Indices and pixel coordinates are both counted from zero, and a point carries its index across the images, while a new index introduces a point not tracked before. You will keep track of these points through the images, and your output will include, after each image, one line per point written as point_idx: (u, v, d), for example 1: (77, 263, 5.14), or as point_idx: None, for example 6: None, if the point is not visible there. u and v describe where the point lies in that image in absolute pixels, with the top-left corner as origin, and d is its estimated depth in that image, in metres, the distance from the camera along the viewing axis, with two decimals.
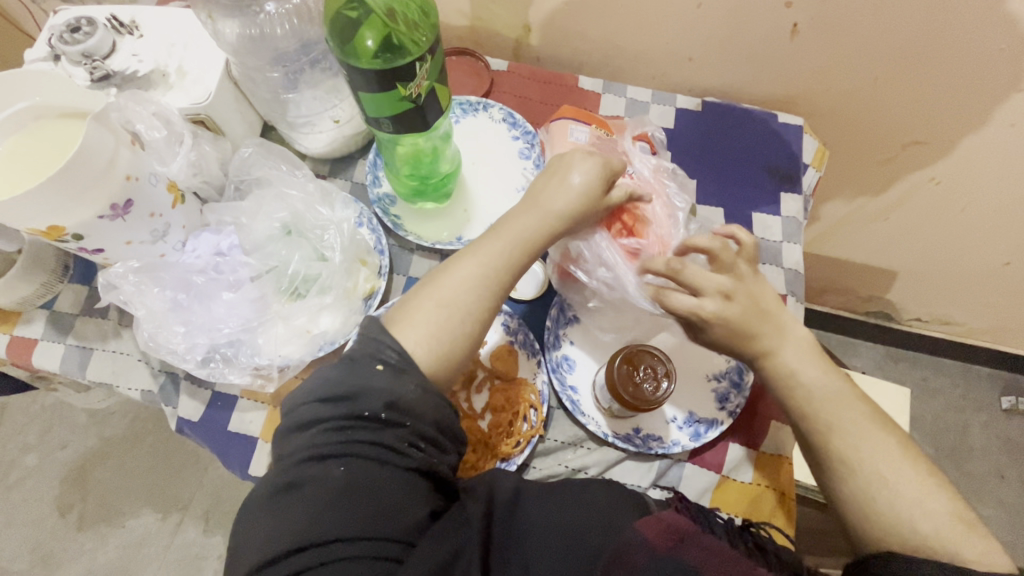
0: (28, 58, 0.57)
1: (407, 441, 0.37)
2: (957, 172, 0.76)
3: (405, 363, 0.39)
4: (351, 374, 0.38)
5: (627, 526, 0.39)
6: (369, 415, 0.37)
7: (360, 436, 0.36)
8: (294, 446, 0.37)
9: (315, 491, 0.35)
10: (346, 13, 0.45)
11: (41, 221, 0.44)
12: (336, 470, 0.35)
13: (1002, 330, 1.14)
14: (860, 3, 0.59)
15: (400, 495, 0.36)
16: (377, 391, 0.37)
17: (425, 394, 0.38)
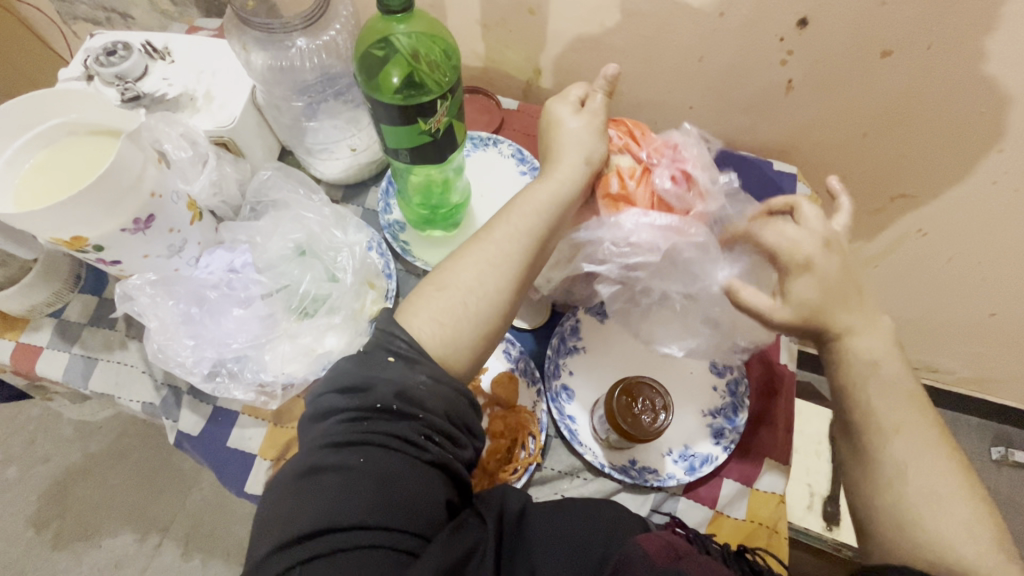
0: (62, 76, 0.60)
1: (420, 433, 0.38)
2: (943, 224, 0.80)
3: (416, 356, 0.40)
4: (366, 367, 0.39)
5: (629, 539, 0.41)
6: (381, 406, 0.38)
7: (376, 425, 0.38)
8: (314, 436, 0.39)
9: (332, 479, 0.36)
10: (374, 52, 0.48)
11: (67, 230, 0.45)
12: (353, 459, 0.36)
13: (989, 381, 1.17)
14: (850, 64, 0.64)
15: (414, 484, 0.37)
16: (388, 383, 0.39)
17: (436, 385, 0.39)
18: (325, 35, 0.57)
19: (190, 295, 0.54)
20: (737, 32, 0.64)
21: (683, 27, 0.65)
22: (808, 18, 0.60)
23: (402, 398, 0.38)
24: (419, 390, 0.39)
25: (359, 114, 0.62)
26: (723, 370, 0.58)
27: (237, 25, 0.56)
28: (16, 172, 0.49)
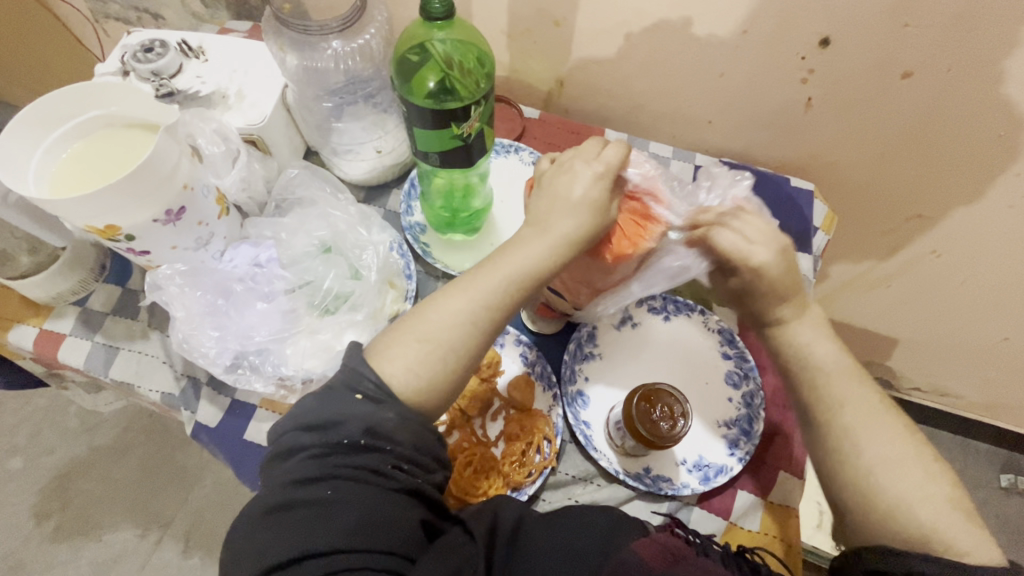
0: (99, 71, 0.61)
1: (389, 463, 0.40)
2: (958, 246, 0.80)
3: (383, 395, 0.41)
4: (332, 404, 0.40)
5: (625, 545, 0.42)
6: (349, 442, 0.39)
7: (344, 460, 0.39)
8: (280, 473, 0.39)
9: (302, 512, 0.37)
10: (410, 58, 0.49)
11: (101, 219, 0.46)
12: (322, 493, 0.37)
13: (1000, 406, 1.16)
14: (870, 84, 0.65)
15: (387, 510, 0.38)
16: (356, 419, 0.40)
17: (404, 421, 0.40)
18: (360, 38, 0.59)
19: (213, 287, 0.54)
20: (759, 49, 0.65)
21: (705, 43, 0.66)
22: (830, 38, 0.61)
23: (369, 433, 0.39)
24: (386, 424, 0.40)
25: (386, 117, 0.64)
26: (739, 382, 0.58)
27: (275, 25, 0.59)
28: (52, 161, 0.50)
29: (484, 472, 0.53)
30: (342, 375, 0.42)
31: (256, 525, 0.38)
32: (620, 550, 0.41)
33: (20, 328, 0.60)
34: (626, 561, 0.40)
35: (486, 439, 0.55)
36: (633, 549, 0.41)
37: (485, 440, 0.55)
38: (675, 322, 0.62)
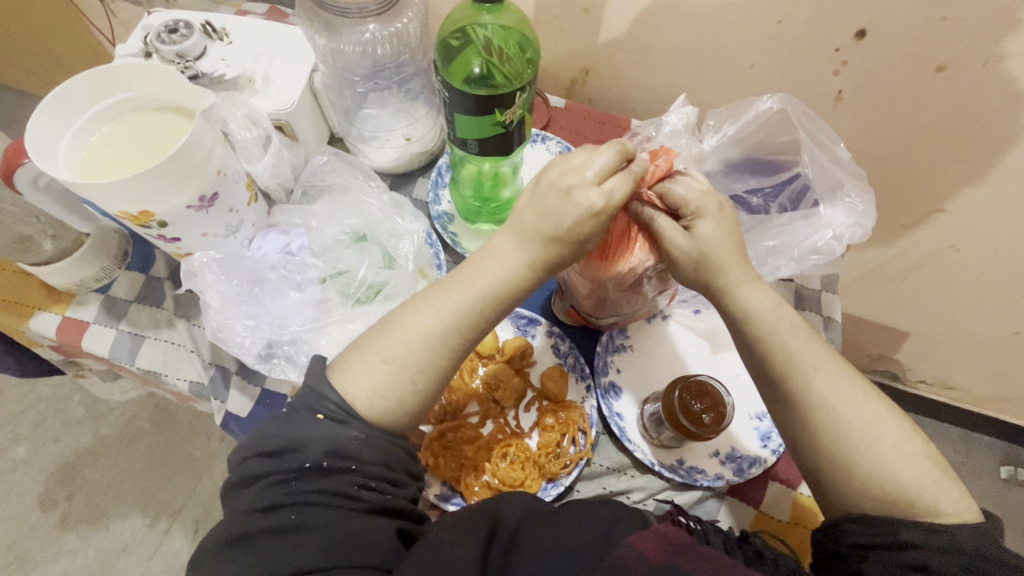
0: (120, 52, 0.59)
1: (355, 483, 0.39)
2: (977, 241, 0.80)
3: (348, 415, 0.41)
4: (293, 428, 0.40)
5: (623, 540, 0.40)
6: (311, 464, 0.39)
7: (306, 484, 0.38)
8: (242, 502, 0.39)
9: (270, 540, 0.37)
10: (449, 42, 0.48)
11: (135, 204, 0.45)
12: (286, 517, 0.37)
13: (1005, 400, 1.17)
14: (902, 77, 0.64)
15: (357, 529, 0.38)
16: (318, 442, 0.39)
17: (369, 438, 0.40)
18: (397, 23, 0.58)
19: (245, 273, 0.53)
20: (793, 40, 0.64)
21: (738, 32, 0.65)
22: (866, 29, 0.61)
23: (332, 454, 0.39)
24: (352, 443, 0.40)
25: (415, 103, 0.63)
26: None
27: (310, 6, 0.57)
28: (81, 144, 0.48)
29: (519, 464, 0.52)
30: (302, 396, 0.42)
31: (216, 559, 0.37)
32: (618, 546, 0.39)
33: (42, 315, 0.59)
34: (624, 556, 0.38)
35: (520, 430, 0.55)
36: (631, 544, 0.39)
37: (518, 431, 0.55)
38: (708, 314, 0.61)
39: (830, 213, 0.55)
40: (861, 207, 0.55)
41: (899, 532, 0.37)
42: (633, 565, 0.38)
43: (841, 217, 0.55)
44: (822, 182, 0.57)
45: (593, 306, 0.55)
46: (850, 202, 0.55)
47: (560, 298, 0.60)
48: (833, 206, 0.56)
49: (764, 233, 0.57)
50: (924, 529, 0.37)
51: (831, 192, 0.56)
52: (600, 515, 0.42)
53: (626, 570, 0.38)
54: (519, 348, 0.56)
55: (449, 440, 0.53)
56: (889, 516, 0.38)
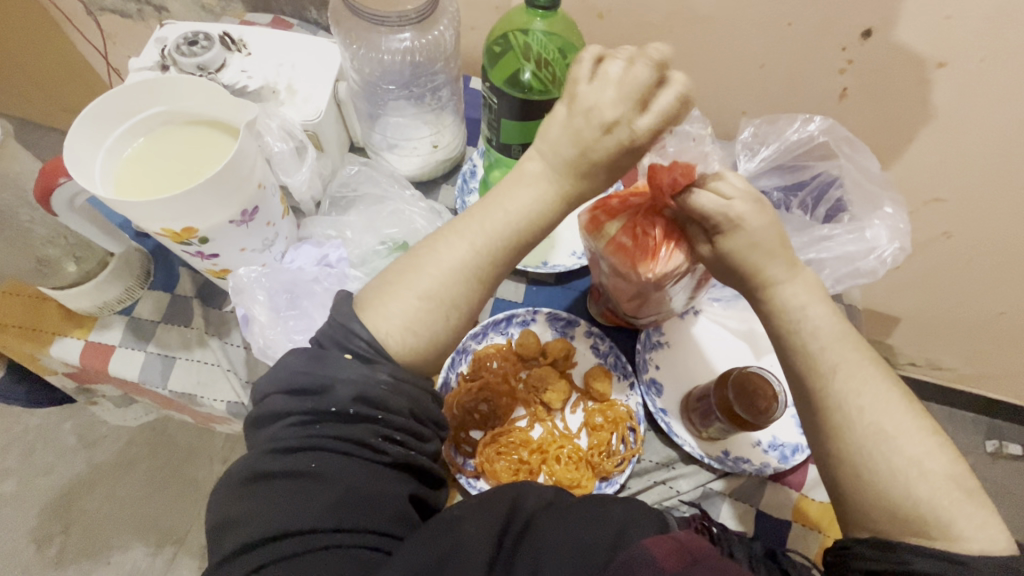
0: (134, 65, 0.57)
1: (377, 435, 0.40)
2: (968, 227, 0.85)
3: (375, 354, 0.41)
4: (321, 369, 0.39)
5: (636, 540, 0.39)
6: (338, 410, 0.39)
7: (329, 430, 0.39)
8: (265, 439, 0.40)
9: (288, 482, 0.38)
10: (494, 47, 0.50)
11: (179, 221, 0.44)
12: (306, 464, 0.38)
13: (988, 377, 1.23)
14: (905, 73, 0.67)
15: (375, 487, 0.39)
16: (346, 386, 0.39)
17: (397, 388, 0.40)
18: (434, 31, 0.58)
19: (286, 288, 0.52)
20: (802, 41, 0.67)
21: (749, 34, 0.68)
22: (872, 29, 0.64)
23: (359, 402, 0.39)
24: (377, 391, 0.39)
25: (442, 113, 0.62)
26: None
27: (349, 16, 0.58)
28: (115, 159, 0.47)
29: (572, 464, 0.53)
30: (331, 330, 0.41)
31: (236, 490, 0.39)
32: (629, 546, 0.39)
33: (63, 341, 0.56)
34: (635, 557, 0.38)
35: (569, 432, 0.55)
36: (642, 546, 0.38)
37: (567, 432, 0.55)
38: (740, 305, 0.63)
39: (873, 232, 0.58)
40: (901, 225, 0.58)
41: (914, 561, 0.37)
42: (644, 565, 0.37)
43: (881, 237, 0.57)
44: (857, 195, 0.60)
45: (631, 309, 0.56)
46: (890, 218, 0.58)
47: (595, 300, 0.61)
48: (874, 224, 0.58)
49: (812, 248, 0.58)
50: (942, 561, 0.36)
51: (869, 208, 0.59)
52: (611, 512, 0.42)
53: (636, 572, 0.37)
54: (561, 350, 0.57)
55: (502, 445, 0.53)
56: (906, 542, 0.38)
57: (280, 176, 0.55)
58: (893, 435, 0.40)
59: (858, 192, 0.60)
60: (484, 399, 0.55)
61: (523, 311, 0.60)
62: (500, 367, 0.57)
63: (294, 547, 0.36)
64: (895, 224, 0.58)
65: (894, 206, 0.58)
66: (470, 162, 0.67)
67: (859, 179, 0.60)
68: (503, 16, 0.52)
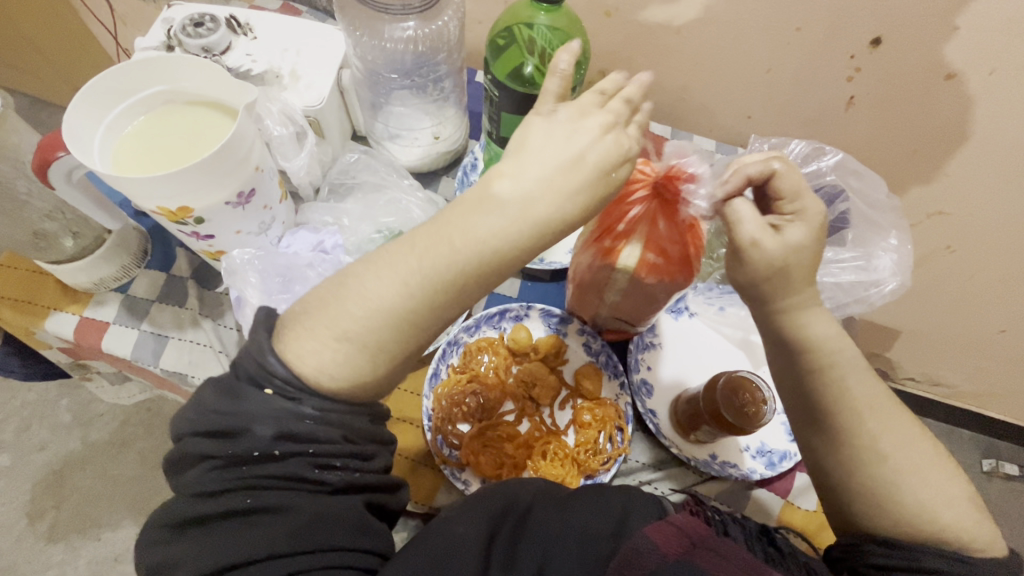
0: (140, 43, 0.56)
1: (313, 464, 0.36)
2: (973, 242, 0.84)
3: (297, 390, 0.36)
4: (237, 409, 0.36)
5: (638, 530, 0.39)
6: (259, 451, 0.35)
7: (257, 470, 0.35)
8: (191, 482, 0.36)
9: (228, 524, 0.35)
10: (496, 40, 0.51)
11: (174, 200, 0.44)
12: (243, 502, 0.35)
13: (987, 394, 1.22)
14: (913, 82, 0.67)
15: (322, 511, 0.36)
16: (265, 424, 0.35)
17: (324, 416, 0.36)
18: (438, 21, 0.57)
19: (281, 271, 0.53)
20: (809, 47, 0.66)
21: (758, 38, 0.67)
22: (882, 37, 0.63)
23: (281, 440, 0.35)
24: (301, 425, 0.36)
25: (445, 104, 0.63)
26: None
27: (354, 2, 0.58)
28: (114, 138, 0.47)
29: (560, 461, 0.53)
30: (250, 365, 0.37)
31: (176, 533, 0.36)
32: (631, 536, 0.39)
33: (58, 316, 0.56)
34: (638, 547, 0.38)
35: (556, 428, 0.55)
36: (645, 535, 0.38)
37: (555, 429, 0.55)
38: (730, 310, 0.63)
39: (878, 263, 0.57)
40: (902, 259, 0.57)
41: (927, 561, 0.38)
42: (648, 556, 0.37)
43: (882, 269, 0.57)
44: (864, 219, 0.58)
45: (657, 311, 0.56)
46: (894, 251, 0.57)
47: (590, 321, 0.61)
48: (880, 255, 0.57)
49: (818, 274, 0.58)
50: (951, 560, 0.38)
51: (876, 234, 0.58)
52: (609, 503, 0.42)
53: (638, 563, 0.37)
54: (553, 346, 0.57)
55: (488, 439, 0.53)
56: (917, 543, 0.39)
57: (279, 161, 0.55)
58: (876, 443, 0.41)
59: (867, 219, 0.58)
60: (472, 392, 0.54)
61: (517, 306, 0.60)
62: (490, 361, 0.57)
63: (252, 573, 0.34)
64: (901, 254, 0.57)
65: (899, 237, 0.58)
66: (471, 155, 0.66)
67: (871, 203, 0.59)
68: (510, 5, 0.52)
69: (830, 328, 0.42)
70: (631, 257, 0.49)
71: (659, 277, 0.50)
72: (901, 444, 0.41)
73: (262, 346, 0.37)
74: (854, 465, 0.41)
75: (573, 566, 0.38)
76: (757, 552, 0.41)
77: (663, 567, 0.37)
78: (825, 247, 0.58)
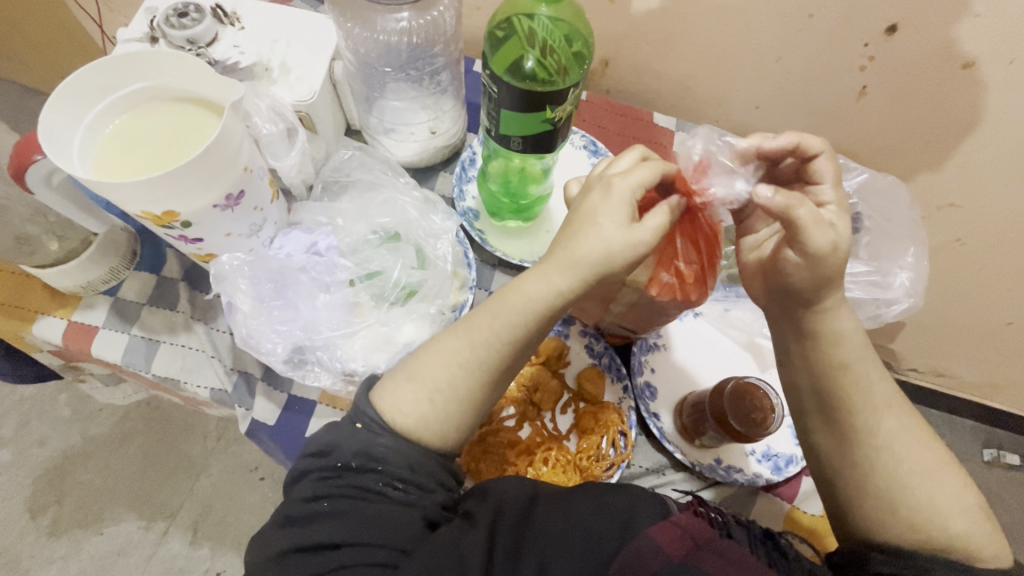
0: (122, 35, 0.53)
1: (381, 482, 0.38)
2: (984, 235, 0.81)
3: (381, 426, 0.40)
4: (331, 431, 0.40)
5: (641, 531, 0.38)
6: (342, 464, 0.38)
7: (338, 481, 0.38)
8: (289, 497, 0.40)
9: (304, 528, 0.37)
10: (495, 32, 0.48)
11: (161, 205, 0.42)
12: (319, 507, 0.37)
13: (991, 385, 1.20)
14: (928, 72, 0.64)
15: (383, 520, 0.36)
16: (349, 441, 0.39)
17: (398, 442, 0.39)
18: (433, 10, 0.55)
19: (274, 276, 0.52)
20: (820, 36, 0.64)
21: (767, 26, 0.64)
22: (897, 24, 0.60)
23: (361, 456, 0.38)
24: (379, 448, 0.39)
25: (442, 97, 0.60)
26: None
27: None
28: (95, 138, 0.45)
29: (561, 466, 0.52)
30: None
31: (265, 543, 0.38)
32: (636, 537, 0.38)
33: (46, 320, 0.55)
34: (641, 549, 0.37)
35: (558, 433, 0.54)
36: (649, 535, 0.38)
37: (557, 434, 0.54)
38: (733, 312, 0.62)
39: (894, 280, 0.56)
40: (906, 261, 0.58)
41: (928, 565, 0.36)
42: (650, 559, 0.36)
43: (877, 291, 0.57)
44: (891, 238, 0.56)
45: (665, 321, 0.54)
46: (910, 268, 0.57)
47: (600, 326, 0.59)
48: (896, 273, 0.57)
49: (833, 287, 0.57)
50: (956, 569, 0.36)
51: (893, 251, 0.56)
52: (614, 502, 0.41)
53: (641, 565, 0.36)
54: (554, 348, 0.55)
55: (488, 445, 0.52)
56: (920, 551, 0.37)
57: (269, 160, 0.53)
58: (885, 454, 0.39)
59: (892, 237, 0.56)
60: None
61: None
62: None
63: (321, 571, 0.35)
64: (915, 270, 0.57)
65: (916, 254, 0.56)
66: (469, 149, 0.64)
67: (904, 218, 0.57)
68: None
69: (841, 337, 0.41)
70: (643, 275, 0.48)
71: (670, 294, 0.48)
72: (913, 457, 0.39)
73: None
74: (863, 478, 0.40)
75: (575, 565, 0.37)
76: (760, 557, 0.39)
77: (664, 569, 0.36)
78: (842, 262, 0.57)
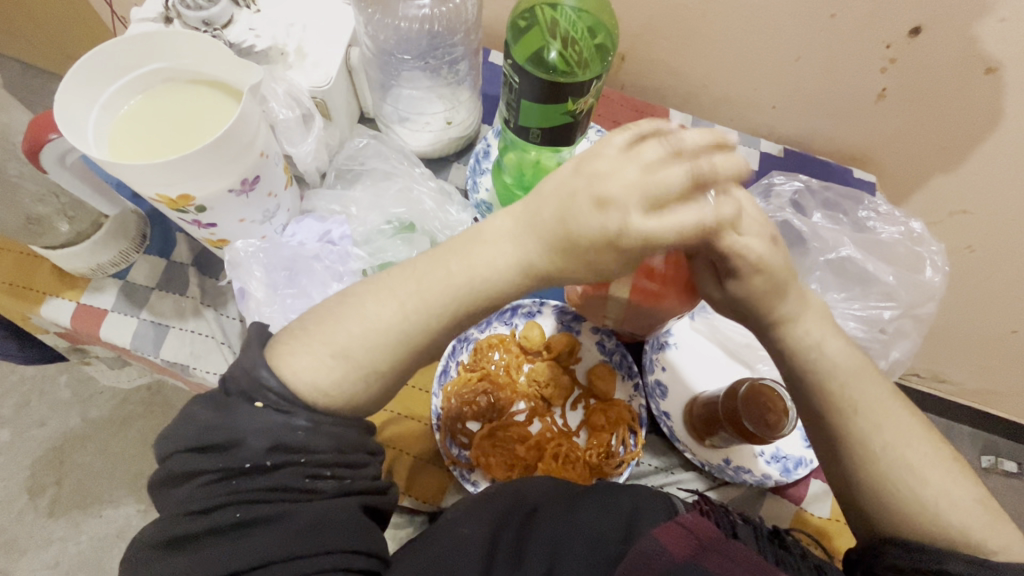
0: (136, 15, 0.52)
1: (303, 475, 0.35)
2: (994, 242, 0.81)
3: (290, 402, 0.36)
4: (227, 422, 0.34)
5: (646, 531, 0.37)
6: (251, 464, 0.34)
7: (250, 483, 0.34)
8: (177, 501, 0.35)
9: (218, 540, 0.33)
10: (517, 22, 0.48)
11: (173, 186, 0.41)
12: (233, 515, 0.33)
13: (992, 391, 1.20)
14: (949, 75, 0.64)
15: (322, 516, 0.35)
16: (258, 437, 0.34)
17: (318, 428, 0.36)
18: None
19: (287, 264, 0.51)
20: (842, 37, 0.63)
21: (790, 25, 0.63)
22: (921, 27, 0.60)
23: (276, 450, 0.34)
24: (296, 435, 0.35)
25: (460, 88, 0.59)
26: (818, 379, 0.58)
27: None
28: (110, 117, 0.44)
29: (571, 462, 0.51)
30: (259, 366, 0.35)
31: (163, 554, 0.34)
32: (639, 539, 0.37)
33: (55, 301, 0.54)
34: (645, 550, 0.36)
35: (568, 429, 0.54)
36: (654, 536, 0.37)
37: (567, 431, 0.54)
38: (716, 317, 0.61)
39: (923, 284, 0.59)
40: (942, 264, 0.60)
41: (945, 562, 0.36)
42: (655, 559, 0.35)
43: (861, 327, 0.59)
44: (834, 280, 0.61)
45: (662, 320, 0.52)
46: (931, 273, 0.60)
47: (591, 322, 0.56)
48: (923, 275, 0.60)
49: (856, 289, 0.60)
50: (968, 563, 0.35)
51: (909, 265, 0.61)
52: (618, 504, 0.40)
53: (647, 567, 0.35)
54: (566, 345, 0.55)
55: (498, 439, 0.52)
56: (935, 547, 0.37)
57: (284, 146, 0.52)
58: (901, 455, 0.39)
59: (839, 278, 0.61)
60: (483, 390, 0.53)
61: (529, 302, 0.58)
62: (501, 359, 0.55)
63: None
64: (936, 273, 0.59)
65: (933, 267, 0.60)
66: (484, 141, 0.63)
67: (848, 250, 0.60)
68: None
69: None
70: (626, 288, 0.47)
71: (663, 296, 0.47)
72: (927, 460, 0.39)
73: (253, 360, 0.36)
74: (878, 479, 0.39)
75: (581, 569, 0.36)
76: (768, 555, 0.39)
77: (669, 570, 0.35)
78: (866, 265, 0.60)
